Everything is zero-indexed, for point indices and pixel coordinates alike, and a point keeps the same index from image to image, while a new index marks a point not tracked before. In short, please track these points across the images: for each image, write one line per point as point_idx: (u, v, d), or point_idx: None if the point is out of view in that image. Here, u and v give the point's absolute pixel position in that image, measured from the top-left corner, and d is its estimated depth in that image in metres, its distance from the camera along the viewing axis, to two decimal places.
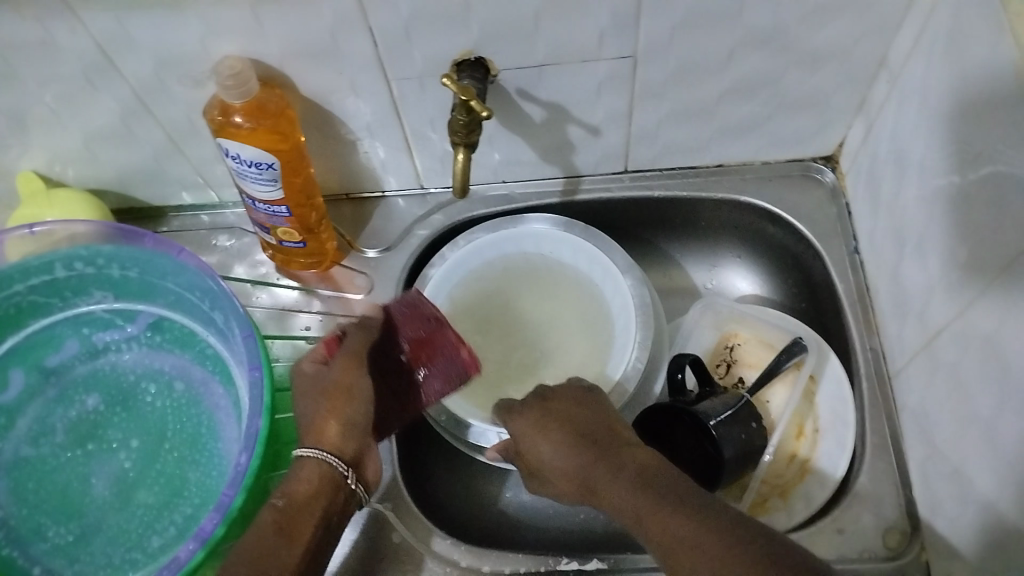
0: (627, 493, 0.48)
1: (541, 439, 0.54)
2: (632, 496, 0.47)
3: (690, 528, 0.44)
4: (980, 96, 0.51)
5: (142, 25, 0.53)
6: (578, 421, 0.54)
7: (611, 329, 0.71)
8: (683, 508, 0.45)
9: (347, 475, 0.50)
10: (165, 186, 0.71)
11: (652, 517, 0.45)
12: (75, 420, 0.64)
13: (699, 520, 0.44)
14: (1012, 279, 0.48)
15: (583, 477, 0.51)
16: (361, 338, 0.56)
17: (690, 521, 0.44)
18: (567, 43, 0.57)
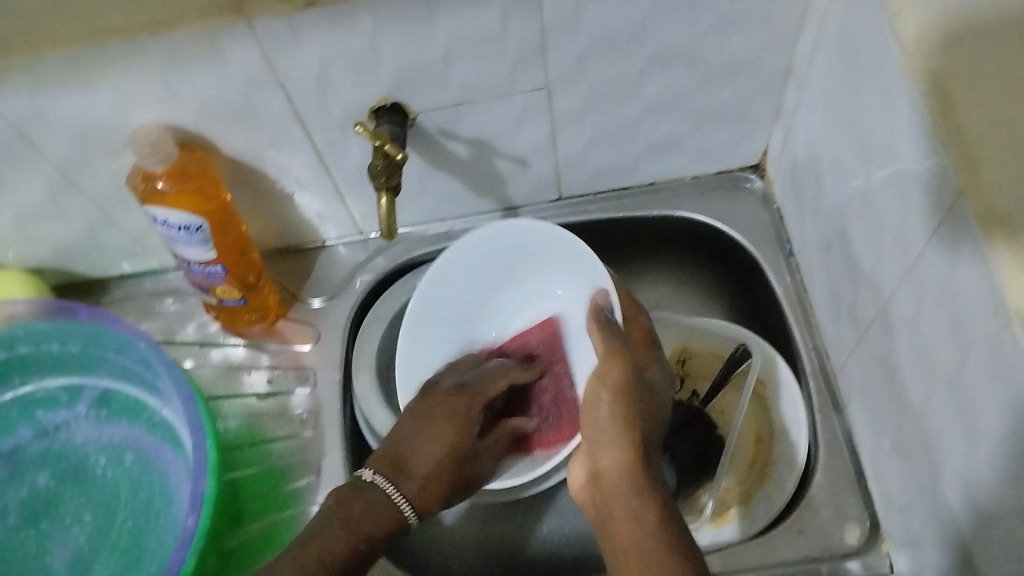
0: (607, 482, 0.52)
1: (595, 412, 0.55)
2: (608, 482, 0.52)
3: (623, 515, 0.49)
4: (875, 99, 0.53)
5: (57, 104, 0.53)
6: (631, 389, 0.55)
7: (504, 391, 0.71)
8: (631, 498, 0.50)
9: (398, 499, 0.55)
10: (104, 257, 0.71)
11: (606, 509, 0.51)
12: (28, 499, 0.65)
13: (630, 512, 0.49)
14: (925, 268, 0.49)
15: (604, 486, 0.52)
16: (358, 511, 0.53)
17: (624, 511, 0.49)
18: (479, 81, 0.59)
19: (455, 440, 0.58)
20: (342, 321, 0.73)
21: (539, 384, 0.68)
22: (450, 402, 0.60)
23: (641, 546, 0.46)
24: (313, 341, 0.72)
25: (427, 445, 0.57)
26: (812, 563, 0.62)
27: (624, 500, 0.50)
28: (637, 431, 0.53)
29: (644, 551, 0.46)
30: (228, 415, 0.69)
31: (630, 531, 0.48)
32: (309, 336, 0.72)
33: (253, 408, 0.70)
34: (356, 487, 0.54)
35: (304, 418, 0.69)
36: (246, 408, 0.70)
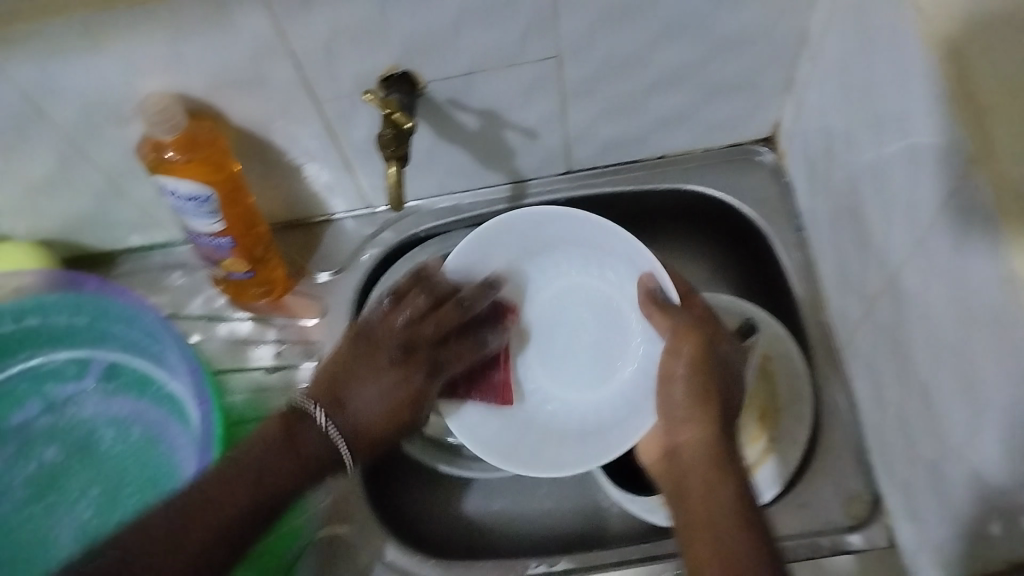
0: (688, 461, 0.53)
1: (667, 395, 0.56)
2: (693, 462, 0.53)
3: (699, 497, 0.51)
4: (890, 67, 0.52)
5: (65, 71, 0.53)
6: (711, 364, 0.55)
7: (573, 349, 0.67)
8: (709, 485, 0.51)
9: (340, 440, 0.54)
10: (111, 229, 0.71)
11: (681, 487, 0.53)
12: (35, 473, 0.65)
13: (709, 497, 0.50)
14: (934, 239, 0.49)
15: (683, 468, 0.53)
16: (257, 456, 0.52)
17: (701, 494, 0.51)
18: (489, 51, 0.58)
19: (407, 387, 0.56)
20: (350, 295, 0.72)
21: (580, 340, 0.68)
22: (379, 336, 0.57)
23: (723, 535, 0.48)
24: (320, 315, 0.72)
25: (365, 389, 0.55)
26: (813, 538, 0.62)
27: (711, 479, 0.51)
28: (715, 400, 0.54)
29: (730, 530, 0.48)
30: (234, 388, 0.69)
31: (714, 518, 0.49)
32: (315, 310, 0.72)
33: (260, 381, 0.70)
34: (289, 420, 0.54)
35: None
36: (252, 382, 0.70)
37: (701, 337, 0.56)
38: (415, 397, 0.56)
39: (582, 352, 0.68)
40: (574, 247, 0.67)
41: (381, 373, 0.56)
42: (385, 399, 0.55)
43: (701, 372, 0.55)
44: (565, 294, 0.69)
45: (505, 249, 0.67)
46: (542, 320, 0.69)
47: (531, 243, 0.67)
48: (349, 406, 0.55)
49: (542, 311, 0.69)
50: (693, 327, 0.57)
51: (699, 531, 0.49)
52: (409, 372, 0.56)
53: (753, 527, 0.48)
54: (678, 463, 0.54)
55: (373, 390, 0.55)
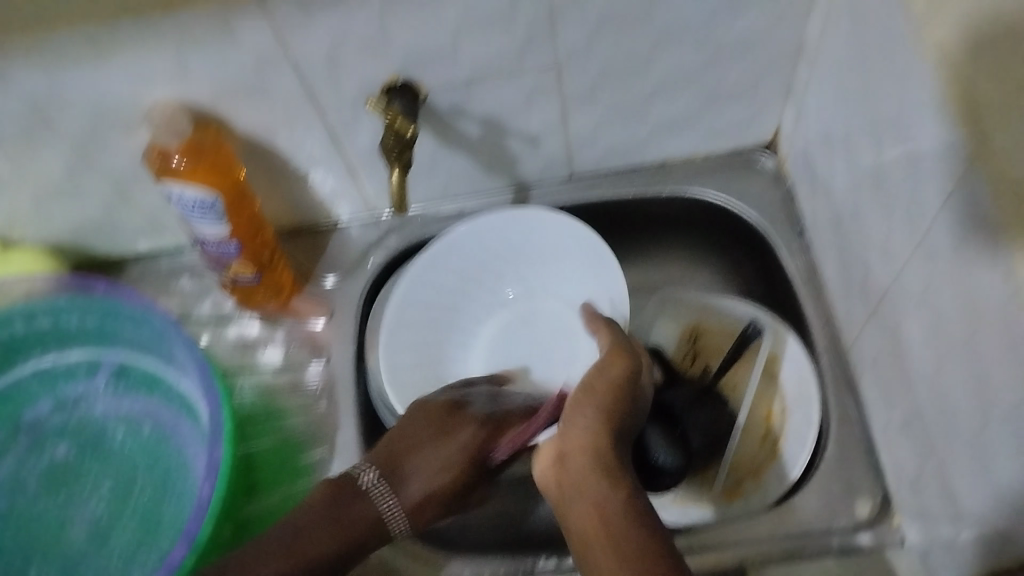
0: (580, 464, 0.48)
1: (575, 412, 0.53)
2: (584, 467, 0.48)
3: (587, 507, 0.46)
4: (887, 72, 0.52)
5: (73, 81, 0.54)
6: (619, 392, 0.54)
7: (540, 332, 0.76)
8: (602, 492, 0.46)
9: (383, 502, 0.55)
10: (121, 236, 0.72)
11: (569, 497, 0.48)
12: (49, 469, 0.67)
13: (601, 501, 0.46)
14: (936, 240, 0.49)
15: (569, 475, 0.48)
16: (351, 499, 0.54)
17: (591, 501, 0.46)
18: (489, 58, 0.59)
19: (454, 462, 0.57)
20: (356, 299, 0.73)
21: (534, 334, 0.76)
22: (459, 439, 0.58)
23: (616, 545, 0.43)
24: (327, 318, 0.73)
25: (420, 479, 0.57)
26: (823, 536, 0.62)
27: (592, 483, 0.47)
28: (616, 415, 0.52)
29: (626, 531, 0.43)
30: (243, 389, 0.70)
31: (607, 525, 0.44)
32: (323, 313, 0.73)
33: (269, 384, 0.71)
34: (338, 485, 0.55)
35: (318, 393, 0.70)
36: (261, 384, 0.71)
37: (627, 357, 0.58)
38: (476, 455, 0.58)
39: (538, 340, 0.75)
40: (514, 271, 0.77)
41: (430, 437, 0.58)
42: (441, 473, 0.57)
43: (613, 400, 0.53)
44: (517, 313, 0.77)
45: (444, 272, 0.74)
46: (499, 334, 0.77)
47: (478, 262, 0.75)
48: (414, 481, 0.56)
49: (500, 324, 0.77)
50: (601, 364, 0.57)
51: (587, 542, 0.45)
52: (467, 427, 0.59)
53: (648, 527, 0.43)
54: (563, 467, 0.49)
55: (431, 463, 0.57)
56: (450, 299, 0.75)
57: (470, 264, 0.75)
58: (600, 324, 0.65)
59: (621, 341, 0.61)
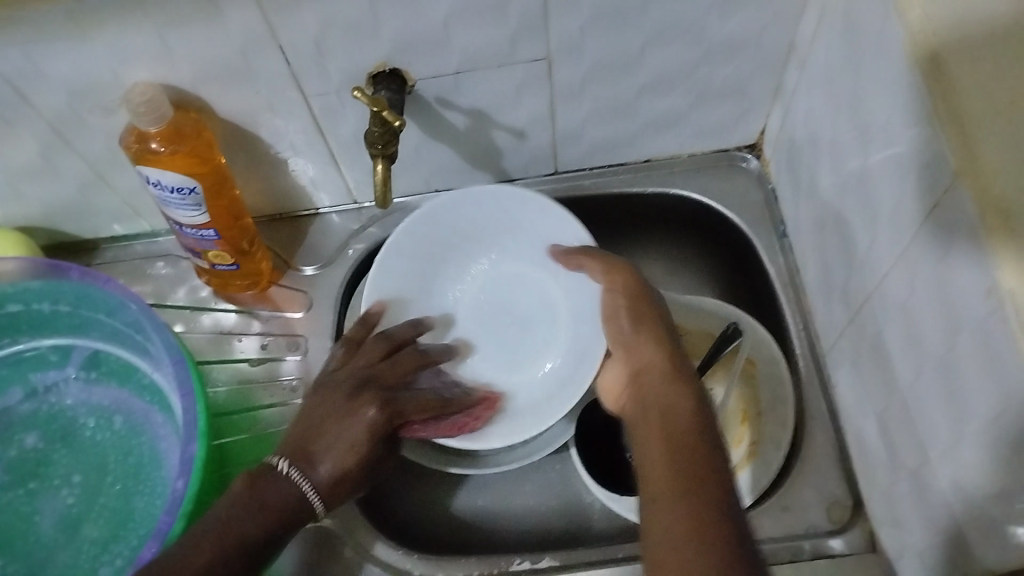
0: (658, 393, 0.52)
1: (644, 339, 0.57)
2: (673, 395, 0.51)
3: (679, 436, 0.48)
4: (876, 79, 0.52)
5: (50, 58, 0.52)
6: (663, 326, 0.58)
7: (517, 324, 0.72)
8: (685, 429, 0.48)
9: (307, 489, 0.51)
10: (95, 218, 0.71)
11: (656, 423, 0.50)
12: (17, 459, 0.65)
13: (676, 440, 0.47)
14: (918, 249, 0.49)
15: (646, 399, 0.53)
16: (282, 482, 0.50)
17: (686, 433, 0.48)
18: (479, 50, 0.58)
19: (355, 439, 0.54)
20: (334, 290, 0.72)
21: (512, 321, 0.73)
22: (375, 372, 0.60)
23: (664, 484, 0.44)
24: (305, 308, 0.72)
25: (332, 452, 0.53)
26: (796, 539, 0.62)
27: (671, 386, 0.52)
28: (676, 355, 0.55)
29: (671, 460, 0.46)
30: (217, 380, 0.69)
31: (675, 461, 0.45)
32: (301, 303, 0.72)
33: (245, 374, 0.70)
34: (254, 474, 0.50)
35: (294, 386, 0.69)
36: (236, 374, 0.70)
37: (632, 276, 0.61)
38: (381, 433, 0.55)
39: (512, 322, 0.73)
40: (496, 236, 0.73)
41: (344, 408, 0.55)
42: (358, 447, 0.54)
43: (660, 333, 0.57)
44: (488, 284, 0.74)
45: (424, 235, 0.71)
46: (476, 303, 0.73)
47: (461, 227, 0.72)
48: (325, 461, 0.52)
49: (479, 290, 0.74)
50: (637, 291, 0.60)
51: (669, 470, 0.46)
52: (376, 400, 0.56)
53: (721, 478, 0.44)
54: (637, 382, 0.55)
55: (340, 444, 0.53)
56: (420, 268, 0.71)
57: (446, 233, 0.72)
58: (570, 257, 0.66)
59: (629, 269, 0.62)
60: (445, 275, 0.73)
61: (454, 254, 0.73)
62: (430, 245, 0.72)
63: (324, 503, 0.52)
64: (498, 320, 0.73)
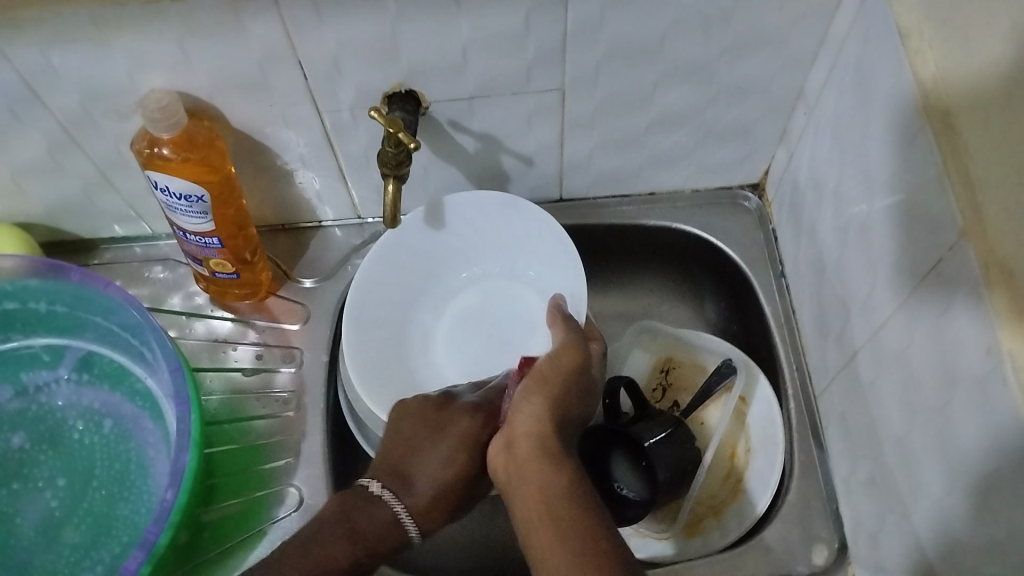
0: (528, 475, 0.50)
1: (524, 401, 0.54)
2: (549, 477, 0.50)
3: (556, 528, 0.47)
4: (884, 132, 0.53)
5: (67, 59, 0.52)
6: (559, 388, 0.55)
7: (500, 329, 0.72)
8: (558, 520, 0.47)
9: (382, 494, 0.53)
10: (96, 219, 0.70)
11: (535, 511, 0.48)
12: (1, 458, 0.64)
13: (558, 533, 0.46)
14: (919, 302, 0.50)
15: (520, 483, 0.51)
16: (369, 510, 0.53)
17: (561, 524, 0.47)
18: (495, 77, 0.59)
19: (467, 449, 0.56)
20: (333, 304, 0.72)
21: (491, 328, 0.73)
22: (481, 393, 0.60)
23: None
24: (302, 321, 0.71)
25: (427, 470, 0.55)
26: None
27: (535, 466, 0.51)
28: (552, 427, 0.53)
29: (562, 552, 0.45)
30: (211, 388, 0.68)
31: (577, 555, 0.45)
32: (298, 315, 0.72)
33: (237, 383, 0.69)
34: (347, 498, 0.53)
35: (287, 398, 0.68)
36: (230, 383, 0.69)
37: (574, 327, 0.61)
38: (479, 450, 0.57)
39: (493, 328, 0.73)
40: (483, 257, 0.75)
41: (428, 431, 0.57)
42: (448, 466, 0.56)
43: (548, 397, 0.54)
44: (483, 295, 0.74)
45: (403, 253, 0.72)
46: (456, 324, 0.73)
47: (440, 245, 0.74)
48: (419, 477, 0.55)
49: (461, 307, 0.74)
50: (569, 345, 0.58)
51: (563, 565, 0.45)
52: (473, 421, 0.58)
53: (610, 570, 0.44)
54: (511, 454, 0.52)
55: (435, 459, 0.56)
56: (404, 287, 0.72)
57: (448, 239, 0.74)
58: (556, 316, 0.62)
59: (599, 340, 0.62)
60: (444, 281, 0.75)
61: (434, 278, 0.74)
62: (425, 256, 0.73)
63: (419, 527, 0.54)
64: (484, 324, 0.73)
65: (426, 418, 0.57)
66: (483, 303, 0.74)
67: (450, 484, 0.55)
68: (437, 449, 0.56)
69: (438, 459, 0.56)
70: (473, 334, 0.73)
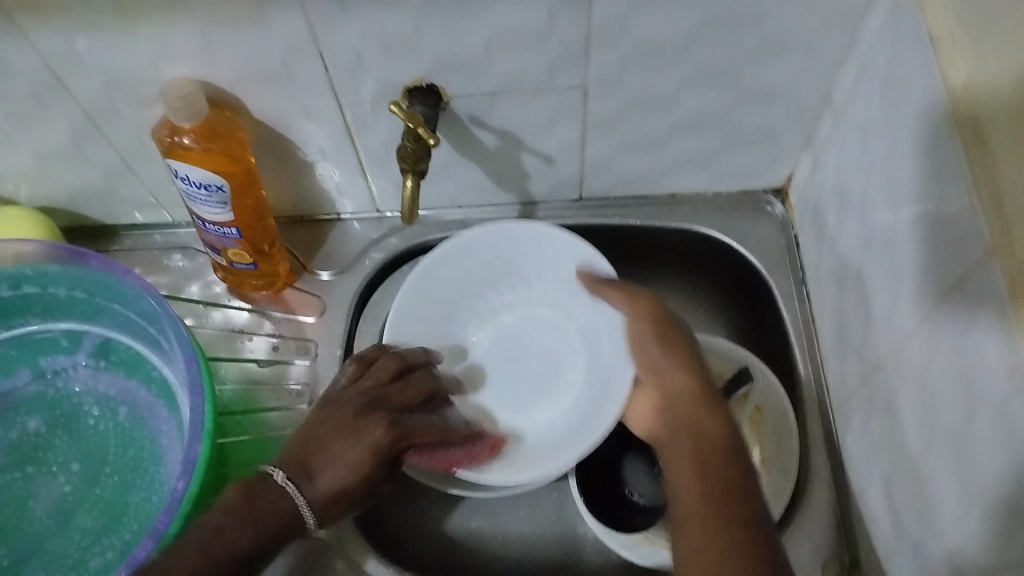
0: (682, 424, 0.56)
1: (642, 354, 0.61)
2: (689, 431, 0.55)
3: (689, 477, 0.52)
4: (912, 142, 0.52)
5: (92, 46, 0.52)
6: (675, 344, 0.59)
7: (538, 366, 0.71)
8: (706, 467, 0.52)
9: (292, 491, 0.52)
10: (117, 205, 0.70)
11: (681, 454, 0.54)
12: (16, 441, 0.64)
13: (694, 480, 0.52)
14: (943, 315, 0.49)
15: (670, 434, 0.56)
16: (269, 500, 0.51)
17: (693, 476, 0.52)
18: (518, 75, 0.58)
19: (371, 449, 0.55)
20: (349, 297, 0.72)
21: (529, 363, 0.72)
22: (399, 387, 0.61)
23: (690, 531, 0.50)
24: (318, 313, 0.71)
25: (336, 466, 0.54)
26: None
27: (700, 414, 0.56)
28: (693, 387, 0.57)
29: (700, 494, 0.51)
30: (225, 378, 0.69)
31: (699, 498, 0.51)
32: (313, 307, 0.72)
33: (252, 374, 0.69)
34: (247, 485, 0.51)
35: (301, 391, 0.69)
36: (245, 373, 0.69)
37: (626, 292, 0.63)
38: (389, 451, 0.55)
39: (531, 365, 0.71)
40: (522, 284, 0.73)
41: (346, 431, 0.55)
42: (352, 471, 0.54)
43: (655, 371, 0.60)
44: (518, 327, 0.73)
45: (456, 272, 0.71)
46: (495, 353, 0.72)
47: (468, 281, 0.72)
48: (325, 475, 0.53)
49: (498, 331, 0.73)
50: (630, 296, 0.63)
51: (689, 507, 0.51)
52: (375, 421, 0.56)
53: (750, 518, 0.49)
54: (665, 409, 0.58)
55: (339, 459, 0.54)
56: (449, 299, 0.71)
57: (497, 262, 0.72)
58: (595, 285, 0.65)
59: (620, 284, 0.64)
60: (485, 300, 0.73)
61: (479, 295, 0.73)
62: (474, 276, 0.72)
63: (321, 519, 0.53)
64: (524, 359, 0.72)
65: (342, 425, 0.55)
66: (518, 336, 0.73)
67: (350, 484, 0.54)
68: (347, 441, 0.55)
69: (336, 470, 0.54)
70: (512, 369, 0.71)
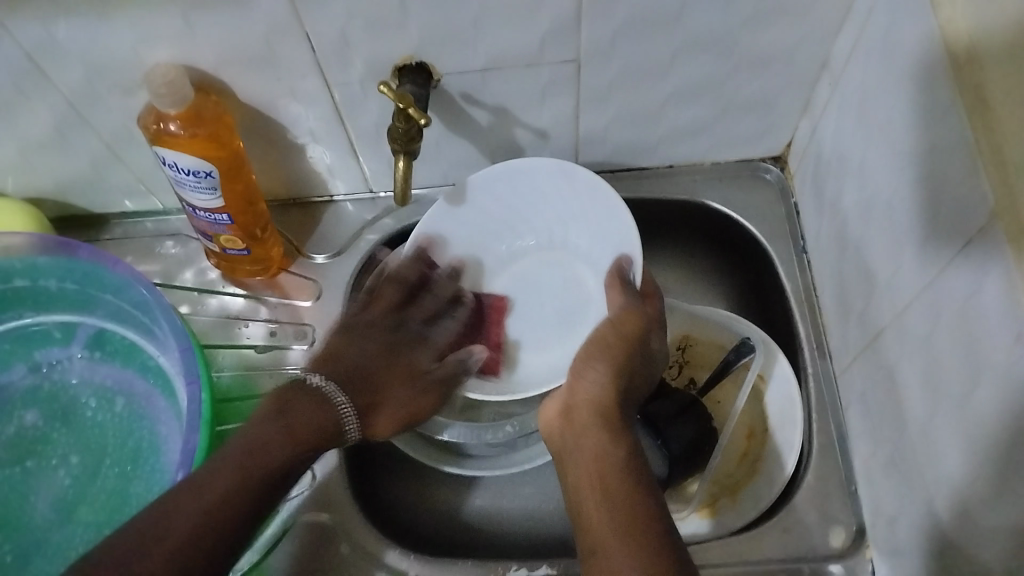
0: (582, 436, 0.52)
1: (586, 370, 0.56)
2: (596, 445, 0.51)
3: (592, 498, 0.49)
4: (912, 106, 0.51)
5: (70, 32, 0.51)
6: (612, 353, 0.56)
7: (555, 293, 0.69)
8: (604, 487, 0.49)
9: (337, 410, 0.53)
10: (106, 193, 0.69)
11: (581, 471, 0.51)
12: (15, 436, 0.64)
13: (602, 496, 0.48)
14: (946, 282, 0.48)
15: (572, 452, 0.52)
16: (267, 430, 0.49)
17: (602, 495, 0.48)
18: (509, 49, 0.57)
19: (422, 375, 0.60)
20: (345, 280, 0.72)
21: (551, 300, 0.69)
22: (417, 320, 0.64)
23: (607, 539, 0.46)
24: (314, 297, 0.71)
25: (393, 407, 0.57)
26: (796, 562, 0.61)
27: (593, 432, 0.52)
28: (613, 403, 0.53)
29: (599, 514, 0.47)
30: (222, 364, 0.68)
31: (618, 515, 0.47)
32: (309, 291, 0.71)
33: (249, 359, 0.68)
34: (279, 400, 0.51)
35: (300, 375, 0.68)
36: (241, 360, 0.69)
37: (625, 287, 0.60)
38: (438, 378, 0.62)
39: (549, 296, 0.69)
40: (554, 226, 0.70)
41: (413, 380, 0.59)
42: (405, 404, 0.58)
43: (592, 372, 0.55)
44: (541, 264, 0.70)
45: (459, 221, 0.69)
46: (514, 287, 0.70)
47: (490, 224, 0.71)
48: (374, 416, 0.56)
49: (521, 268, 0.70)
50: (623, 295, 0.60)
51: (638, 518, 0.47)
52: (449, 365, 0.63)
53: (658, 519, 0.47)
54: (568, 422, 0.54)
55: (397, 393, 0.58)
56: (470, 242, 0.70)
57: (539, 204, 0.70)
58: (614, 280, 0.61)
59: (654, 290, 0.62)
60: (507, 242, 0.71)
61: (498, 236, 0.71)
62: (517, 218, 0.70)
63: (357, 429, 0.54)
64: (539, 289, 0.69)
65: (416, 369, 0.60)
66: (538, 275, 0.70)
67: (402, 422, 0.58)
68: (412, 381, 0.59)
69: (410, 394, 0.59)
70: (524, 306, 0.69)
